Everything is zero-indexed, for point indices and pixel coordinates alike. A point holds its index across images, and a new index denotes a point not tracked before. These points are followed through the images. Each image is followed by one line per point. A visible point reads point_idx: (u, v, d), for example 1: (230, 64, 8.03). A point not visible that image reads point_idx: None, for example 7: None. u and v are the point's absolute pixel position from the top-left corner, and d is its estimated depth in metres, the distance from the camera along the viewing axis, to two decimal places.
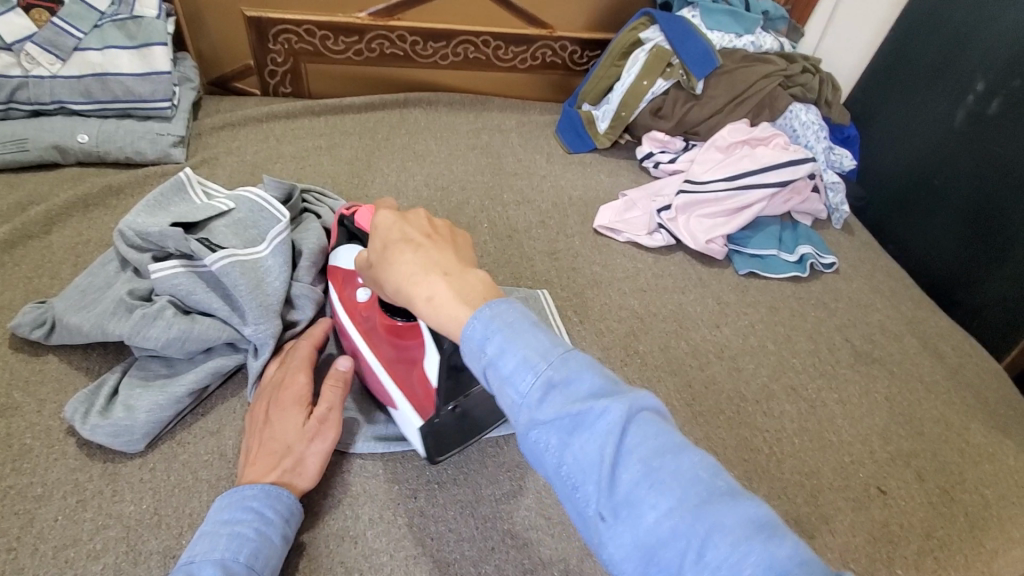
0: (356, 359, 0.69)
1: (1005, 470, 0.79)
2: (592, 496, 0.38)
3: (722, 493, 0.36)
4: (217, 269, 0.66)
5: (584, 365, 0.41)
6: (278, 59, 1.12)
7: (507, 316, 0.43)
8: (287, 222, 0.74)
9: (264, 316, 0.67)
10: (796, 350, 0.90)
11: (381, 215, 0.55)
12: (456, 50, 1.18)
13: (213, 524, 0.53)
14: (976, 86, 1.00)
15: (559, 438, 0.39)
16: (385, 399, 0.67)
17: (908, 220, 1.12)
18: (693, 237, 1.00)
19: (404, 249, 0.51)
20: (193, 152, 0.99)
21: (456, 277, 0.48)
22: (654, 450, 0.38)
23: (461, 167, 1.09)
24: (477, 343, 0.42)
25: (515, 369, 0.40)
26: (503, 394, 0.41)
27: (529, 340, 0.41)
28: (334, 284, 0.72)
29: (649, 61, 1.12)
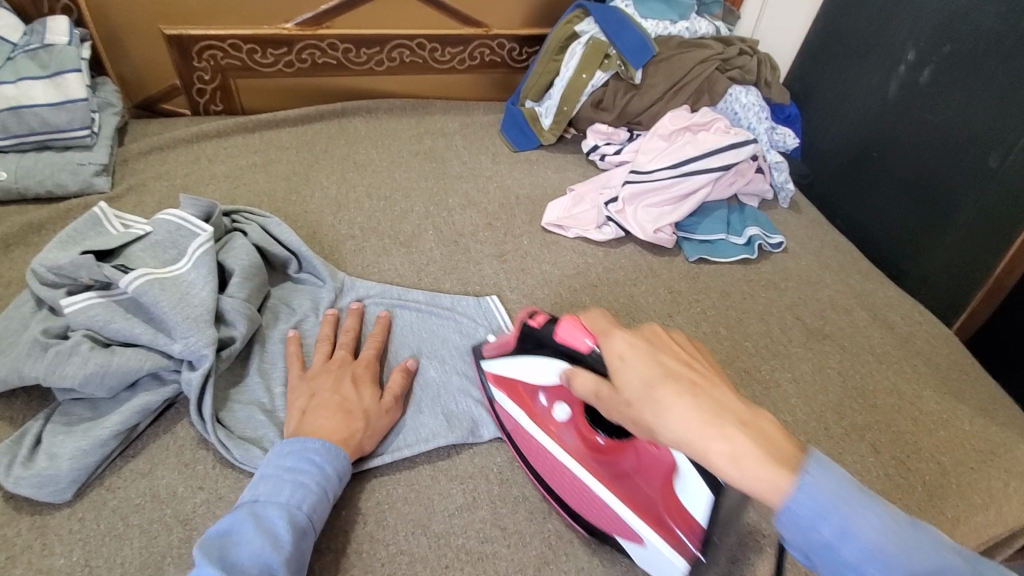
0: (555, 473, 0.65)
1: (958, 436, 0.80)
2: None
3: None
4: (134, 290, 0.64)
5: (933, 547, 0.38)
6: (205, 77, 1.08)
7: (837, 487, 0.39)
8: (208, 237, 0.72)
9: (189, 332, 0.64)
10: (748, 333, 0.90)
11: (621, 344, 0.50)
12: (391, 55, 1.15)
13: (275, 468, 0.57)
14: (907, 56, 1.02)
15: None
16: (612, 528, 0.61)
17: (853, 194, 1.14)
18: (641, 228, 1.00)
19: (678, 393, 0.45)
20: (120, 180, 0.95)
21: (751, 425, 0.43)
22: (924, 555, 0.37)
23: (404, 174, 1.07)
24: (800, 522, 0.39)
25: (860, 558, 0.38)
26: (841, 574, 0.39)
27: (868, 520, 0.38)
28: (504, 391, 0.71)
29: (587, 54, 1.12)
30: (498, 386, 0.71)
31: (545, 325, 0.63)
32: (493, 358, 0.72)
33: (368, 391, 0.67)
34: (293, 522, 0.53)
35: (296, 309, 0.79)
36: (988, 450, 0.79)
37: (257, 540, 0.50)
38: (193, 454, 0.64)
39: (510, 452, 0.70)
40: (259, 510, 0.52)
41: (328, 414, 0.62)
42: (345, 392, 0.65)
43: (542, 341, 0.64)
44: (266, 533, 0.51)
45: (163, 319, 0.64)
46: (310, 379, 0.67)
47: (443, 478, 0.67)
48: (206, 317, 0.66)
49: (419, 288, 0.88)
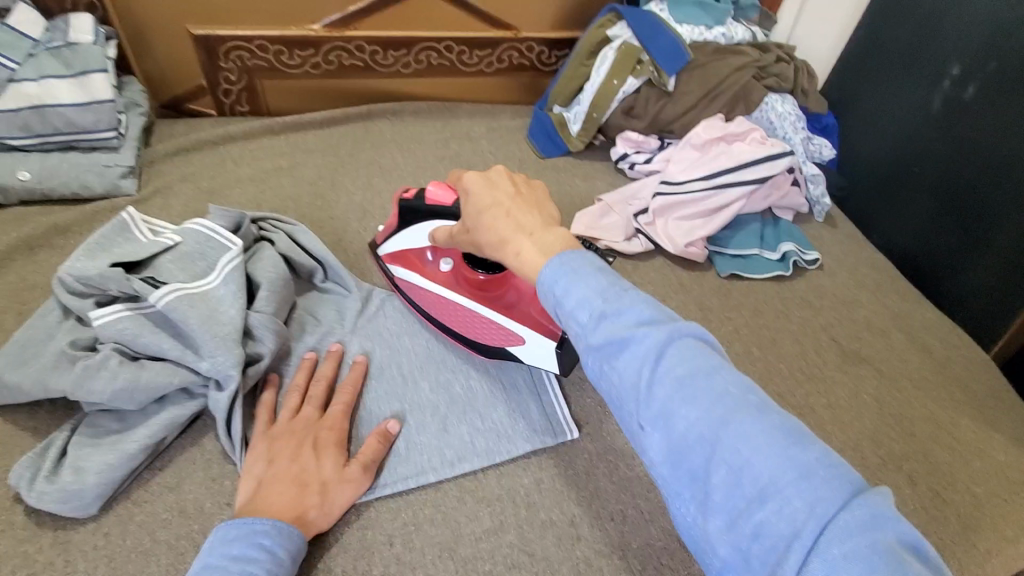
0: (456, 316, 0.78)
1: (997, 467, 0.77)
2: (632, 409, 0.44)
3: (748, 407, 0.41)
4: (164, 306, 0.63)
5: (637, 301, 0.46)
6: (232, 77, 1.07)
7: (574, 262, 0.49)
8: (238, 250, 0.72)
9: (218, 350, 0.63)
10: (781, 353, 0.88)
11: (467, 178, 0.63)
12: (419, 57, 1.13)
13: (220, 557, 0.52)
14: (952, 70, 0.97)
15: (607, 361, 0.45)
16: (497, 337, 0.75)
17: (889, 211, 1.10)
18: (672, 242, 0.97)
19: (496, 214, 0.59)
20: (145, 181, 0.94)
21: (538, 235, 0.56)
22: (625, 314, 0.45)
23: (430, 179, 1.05)
24: (547, 285, 0.49)
25: (575, 305, 0.47)
26: (567, 325, 0.48)
27: (589, 283, 0.47)
28: (401, 267, 0.82)
29: (618, 59, 1.09)
30: (395, 263, 0.83)
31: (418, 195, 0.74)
32: (386, 241, 0.83)
33: (331, 458, 0.61)
34: None
35: (322, 320, 0.78)
36: None
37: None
38: (219, 469, 0.63)
39: (538, 473, 0.68)
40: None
41: (283, 487, 0.58)
42: (305, 462, 0.60)
43: (416, 210, 0.75)
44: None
45: (192, 336, 0.64)
46: (270, 443, 0.62)
47: (470, 500, 0.65)
48: (235, 334, 0.65)
49: None
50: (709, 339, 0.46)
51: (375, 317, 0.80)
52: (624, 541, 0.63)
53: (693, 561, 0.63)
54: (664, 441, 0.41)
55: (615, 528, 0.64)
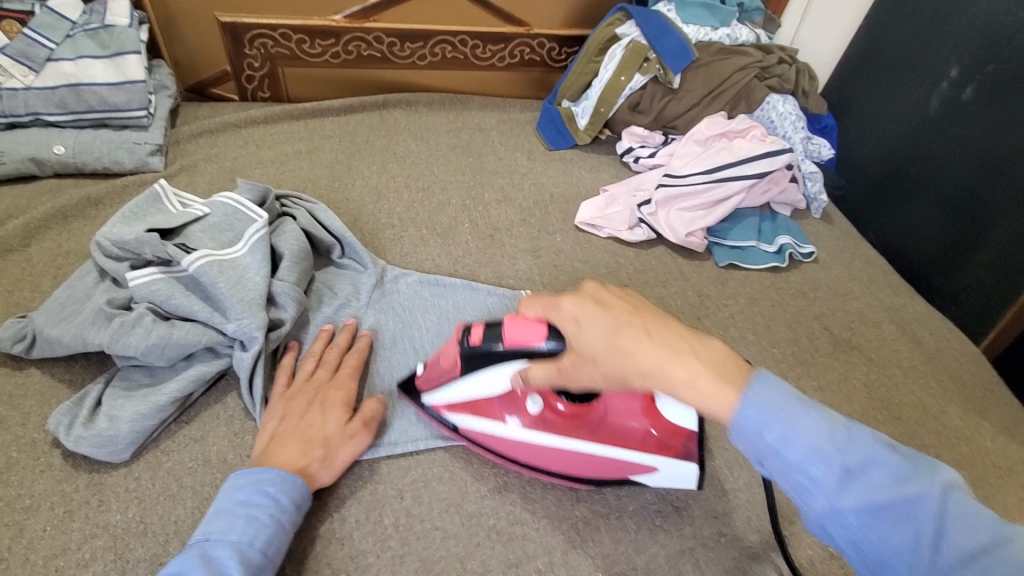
0: (567, 459, 0.66)
1: (979, 451, 0.81)
2: (904, 570, 0.38)
3: (927, 479, 0.39)
4: (195, 270, 0.67)
5: (873, 445, 0.40)
6: (255, 64, 1.12)
7: (778, 397, 0.41)
8: (263, 222, 0.76)
9: (244, 313, 0.67)
10: (775, 340, 0.91)
11: (568, 305, 0.52)
12: (434, 50, 1.18)
13: (228, 503, 0.54)
14: (951, 72, 1.01)
15: (859, 519, 0.39)
16: (624, 471, 0.65)
17: (886, 209, 1.14)
18: (673, 231, 1.01)
19: (636, 338, 0.46)
20: (172, 160, 0.98)
21: (702, 350, 0.45)
22: (856, 457, 0.39)
23: (442, 167, 1.09)
24: (749, 431, 0.41)
25: (803, 459, 0.40)
26: (786, 476, 0.41)
27: (808, 423, 0.40)
28: (463, 415, 0.68)
29: (626, 56, 1.13)
30: (456, 412, 0.68)
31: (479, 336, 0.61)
32: (431, 393, 0.68)
33: (335, 415, 0.63)
34: (245, 561, 0.50)
35: (338, 292, 0.82)
36: (1007, 466, 0.79)
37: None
38: (242, 424, 0.67)
39: None
40: (209, 551, 0.49)
41: (289, 441, 0.60)
42: (311, 419, 0.62)
43: (484, 351, 0.61)
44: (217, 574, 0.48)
45: (220, 299, 0.68)
46: (283, 402, 0.65)
47: (476, 461, 0.69)
48: (260, 299, 0.69)
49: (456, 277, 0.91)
50: (958, 479, 0.40)
51: (390, 293, 0.85)
52: (621, 504, 0.67)
53: (685, 523, 0.67)
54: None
55: (611, 491, 0.68)
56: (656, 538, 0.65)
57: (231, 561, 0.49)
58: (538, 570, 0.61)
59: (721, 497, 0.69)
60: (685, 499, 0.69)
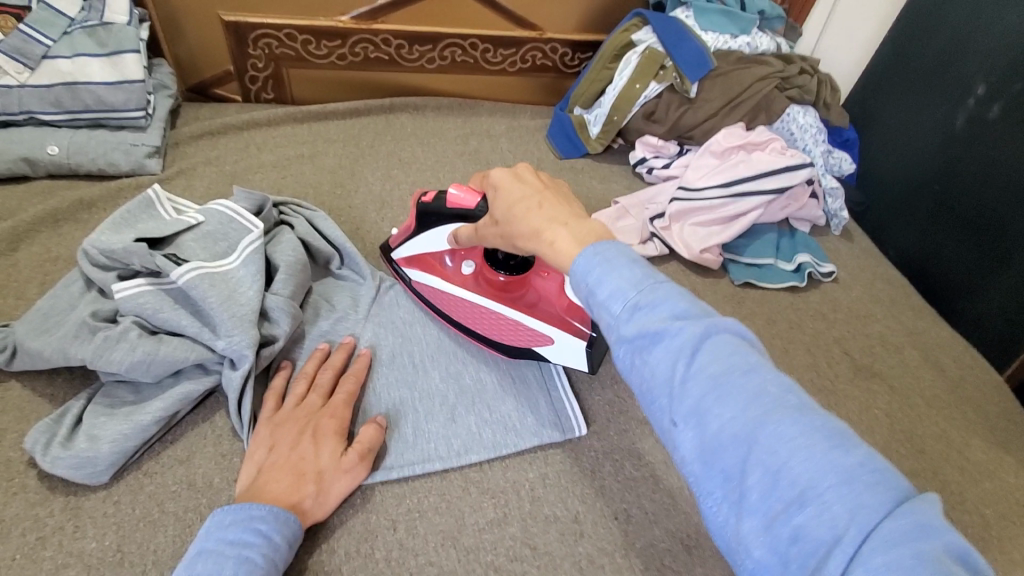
0: (481, 318, 0.77)
1: (1005, 489, 0.77)
2: (665, 405, 0.41)
3: (741, 360, 0.40)
4: (184, 284, 0.64)
5: (672, 293, 0.43)
6: (259, 64, 1.09)
7: (608, 252, 0.46)
8: (259, 233, 0.73)
9: (235, 330, 0.64)
10: (792, 364, 0.87)
11: (495, 174, 0.61)
12: (443, 53, 1.15)
13: (216, 542, 0.51)
14: (976, 90, 0.97)
15: (639, 354, 0.42)
16: (527, 340, 0.75)
17: (909, 228, 1.09)
18: (687, 247, 0.97)
19: (529, 207, 0.56)
20: (170, 162, 0.95)
21: (574, 224, 0.52)
22: (658, 305, 0.42)
23: (448, 174, 1.06)
24: (580, 276, 0.46)
25: (609, 296, 0.44)
26: (598, 315, 0.45)
27: (623, 273, 0.44)
28: (417, 270, 0.81)
29: (642, 63, 1.09)
30: (411, 267, 0.82)
31: (438, 198, 0.71)
32: (399, 245, 0.82)
33: (330, 446, 0.60)
34: None
35: (336, 306, 0.79)
36: None
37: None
38: (230, 446, 0.64)
39: (543, 468, 0.68)
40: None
41: (280, 475, 0.57)
42: (303, 450, 0.59)
43: (434, 212, 0.72)
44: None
45: (210, 314, 0.64)
46: (272, 428, 0.61)
47: (475, 491, 0.65)
48: (252, 315, 0.65)
49: None
50: (748, 337, 0.43)
51: (388, 305, 0.81)
52: (627, 541, 0.63)
53: (695, 563, 0.63)
54: (697, 439, 0.39)
55: (618, 527, 0.64)
56: None
57: None
58: None
59: None
60: (696, 537, 0.65)
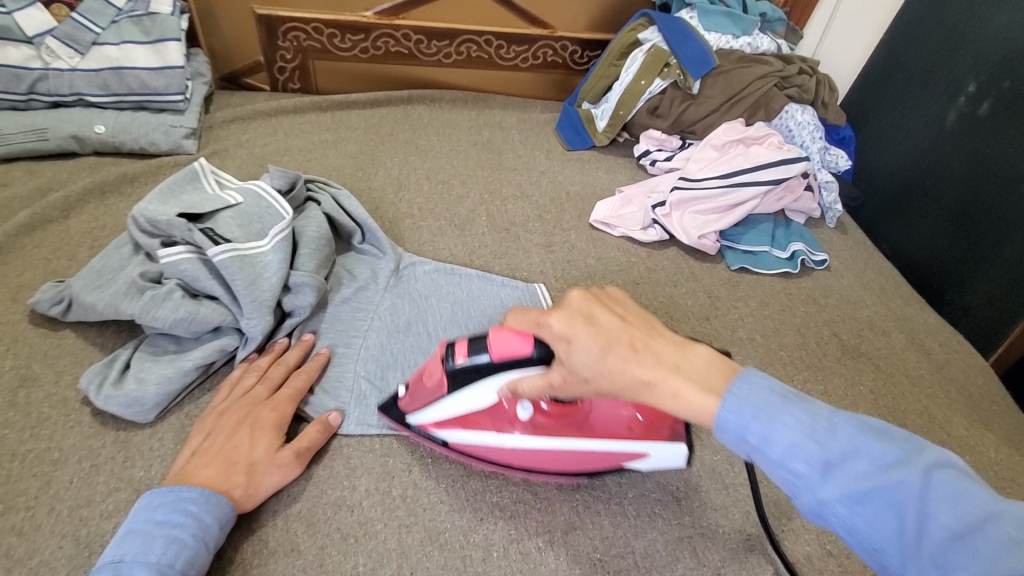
0: (563, 456, 0.66)
1: (983, 461, 0.81)
2: (898, 557, 0.39)
3: (936, 482, 0.38)
4: (218, 263, 0.70)
5: (855, 433, 0.41)
6: (287, 56, 1.16)
7: (757, 396, 0.43)
8: (289, 220, 0.78)
9: (258, 311, 0.70)
10: (783, 343, 0.92)
11: (554, 322, 0.51)
12: (459, 48, 1.21)
13: (145, 524, 0.53)
14: (968, 87, 1.02)
15: (847, 509, 0.40)
16: (618, 460, 0.67)
17: (901, 221, 1.14)
18: (686, 233, 1.03)
19: (623, 349, 0.48)
20: (204, 144, 1.03)
21: (687, 367, 0.47)
22: (840, 444, 0.41)
23: (462, 162, 1.12)
24: (732, 431, 0.44)
25: (784, 454, 0.42)
26: (774, 473, 0.43)
27: (789, 421, 0.42)
28: (453, 428, 0.66)
29: (647, 61, 1.15)
30: (446, 427, 0.66)
31: (465, 350, 0.59)
32: (415, 411, 0.66)
33: (265, 440, 0.62)
34: None
35: (357, 277, 0.85)
36: (1011, 478, 0.79)
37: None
38: None
39: None
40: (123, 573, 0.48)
41: (210, 463, 0.58)
42: (236, 441, 0.60)
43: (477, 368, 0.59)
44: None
45: (238, 294, 0.70)
46: (213, 418, 0.63)
47: None
48: (272, 300, 0.71)
49: (471, 267, 0.93)
50: (954, 459, 0.40)
51: (406, 279, 0.87)
52: (621, 491, 0.69)
53: (684, 512, 0.68)
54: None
55: (613, 478, 0.70)
56: (655, 525, 0.66)
57: None
58: (539, 547, 0.63)
59: (722, 490, 0.70)
60: (685, 490, 0.70)
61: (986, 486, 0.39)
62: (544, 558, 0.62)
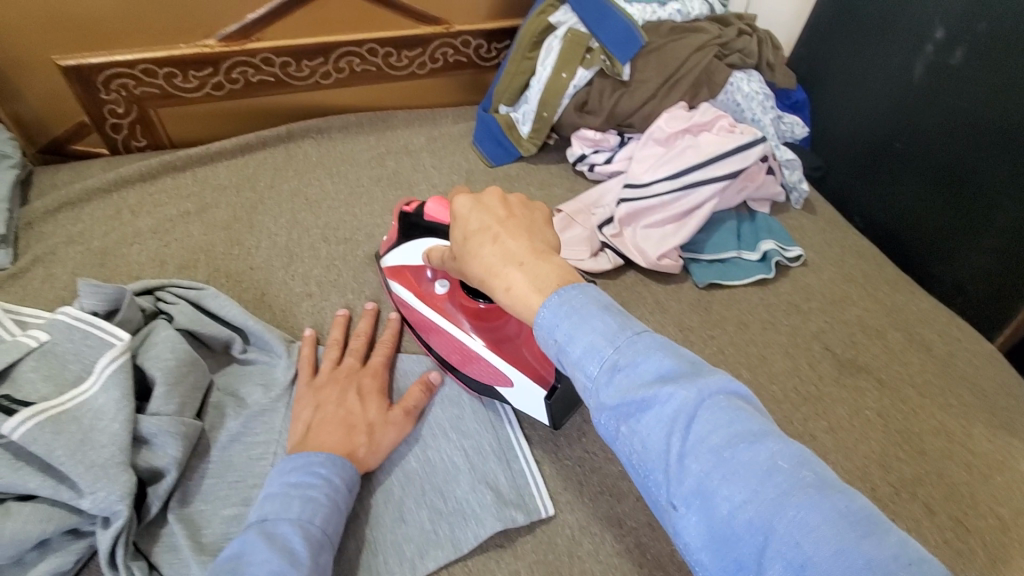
0: (453, 345, 0.71)
1: (1020, 481, 0.70)
2: (662, 483, 0.37)
3: (718, 405, 0.37)
4: (21, 434, 0.50)
5: (653, 346, 0.40)
6: (119, 110, 0.92)
7: (576, 301, 0.43)
8: (123, 344, 0.58)
9: (99, 479, 0.51)
10: (772, 373, 0.79)
11: (457, 201, 0.56)
12: (339, 65, 0.99)
13: (281, 487, 0.53)
14: (935, 33, 0.87)
15: (625, 423, 0.38)
16: (493, 379, 0.68)
17: (876, 189, 1.01)
18: (642, 254, 0.87)
19: (483, 241, 0.52)
20: (23, 249, 0.79)
21: (531, 262, 0.48)
22: (639, 357, 0.39)
23: (365, 208, 0.92)
24: (547, 332, 0.43)
25: (582, 355, 0.41)
26: (574, 377, 0.41)
27: (593, 325, 0.41)
28: (399, 283, 0.77)
29: (564, 48, 0.96)
30: (395, 281, 0.77)
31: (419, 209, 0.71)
32: (389, 254, 0.77)
33: (374, 404, 0.64)
34: (309, 537, 0.50)
35: (246, 400, 0.67)
36: None
37: (274, 557, 0.46)
38: None
39: (513, 564, 0.59)
40: (271, 529, 0.49)
41: (332, 429, 0.59)
42: (350, 406, 0.62)
43: (416, 224, 0.71)
44: (284, 549, 0.48)
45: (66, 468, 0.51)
46: (313, 385, 0.65)
47: None
48: (123, 455, 0.52)
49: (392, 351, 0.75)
50: (744, 394, 0.39)
51: None
52: None
53: None
54: (705, 525, 0.35)
55: None
56: None
57: (295, 536, 0.49)
58: None
59: None
60: None
61: (771, 424, 0.38)
62: None
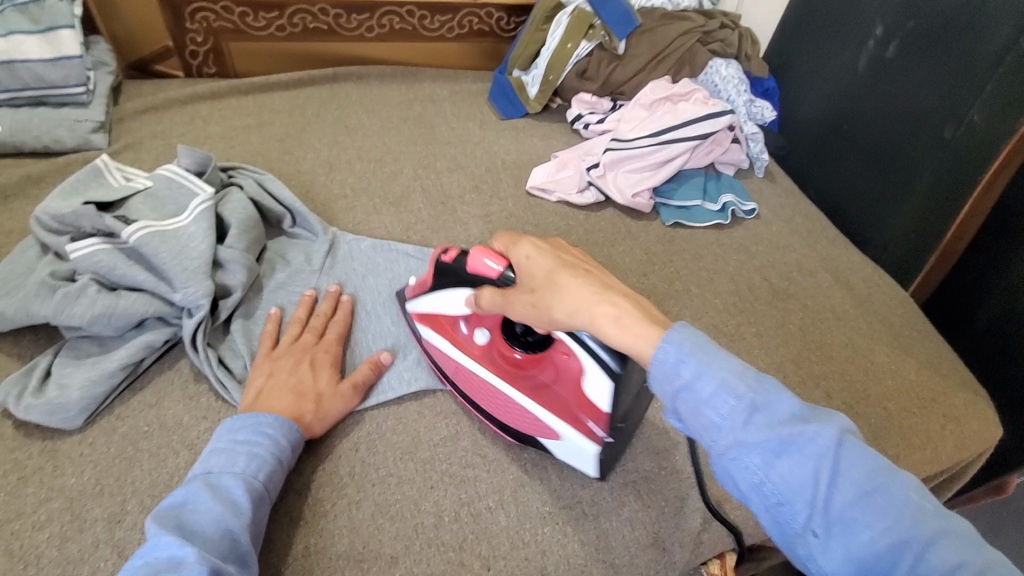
0: (483, 389, 0.70)
1: (904, 383, 0.87)
2: (800, 511, 0.41)
3: (845, 438, 0.42)
4: (134, 240, 0.68)
5: (777, 388, 0.44)
6: (198, 38, 1.10)
7: (697, 341, 0.46)
8: (208, 195, 0.76)
9: (189, 279, 0.68)
10: (717, 291, 0.96)
11: (534, 244, 0.57)
12: (382, 21, 1.17)
13: (227, 442, 0.58)
14: (875, 31, 1.06)
15: (762, 458, 0.42)
16: (535, 430, 0.67)
17: (824, 166, 1.19)
18: (620, 192, 1.05)
19: (576, 276, 0.54)
20: (115, 137, 0.97)
21: (627, 298, 0.52)
22: (764, 397, 0.44)
23: (394, 138, 1.10)
24: (670, 368, 0.46)
25: (714, 393, 0.44)
26: (699, 415, 0.44)
27: (723, 365, 0.45)
28: (428, 328, 0.74)
29: (571, 23, 1.15)
30: (422, 325, 0.74)
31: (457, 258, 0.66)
32: (415, 299, 0.74)
33: (326, 374, 0.68)
34: (251, 490, 0.55)
35: (290, 262, 0.83)
36: (928, 397, 0.86)
37: (217, 508, 0.51)
38: (196, 388, 0.69)
39: None
40: (215, 481, 0.54)
41: (280, 395, 0.64)
42: (302, 373, 0.67)
43: (452, 272, 0.67)
44: (227, 501, 0.53)
45: (164, 269, 0.69)
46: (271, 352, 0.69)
47: (429, 414, 0.73)
48: (205, 267, 0.70)
49: (409, 243, 0.93)
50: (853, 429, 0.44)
51: (341, 258, 0.86)
52: None
53: (628, 458, 0.71)
54: (844, 551, 0.39)
55: None
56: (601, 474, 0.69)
57: (238, 490, 0.54)
58: (489, 506, 0.65)
59: (663, 434, 0.74)
60: None
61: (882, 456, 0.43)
62: (495, 516, 0.65)
